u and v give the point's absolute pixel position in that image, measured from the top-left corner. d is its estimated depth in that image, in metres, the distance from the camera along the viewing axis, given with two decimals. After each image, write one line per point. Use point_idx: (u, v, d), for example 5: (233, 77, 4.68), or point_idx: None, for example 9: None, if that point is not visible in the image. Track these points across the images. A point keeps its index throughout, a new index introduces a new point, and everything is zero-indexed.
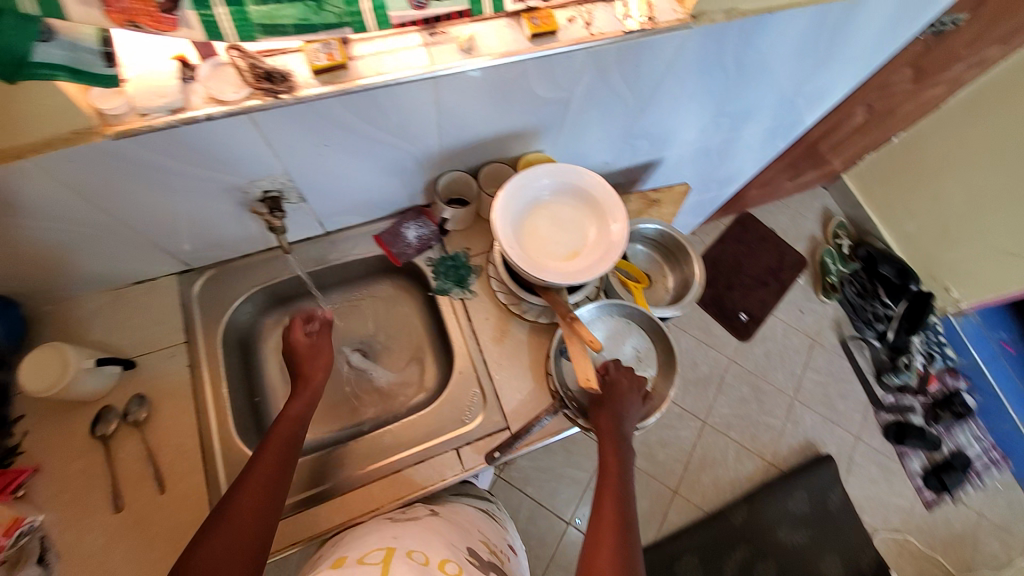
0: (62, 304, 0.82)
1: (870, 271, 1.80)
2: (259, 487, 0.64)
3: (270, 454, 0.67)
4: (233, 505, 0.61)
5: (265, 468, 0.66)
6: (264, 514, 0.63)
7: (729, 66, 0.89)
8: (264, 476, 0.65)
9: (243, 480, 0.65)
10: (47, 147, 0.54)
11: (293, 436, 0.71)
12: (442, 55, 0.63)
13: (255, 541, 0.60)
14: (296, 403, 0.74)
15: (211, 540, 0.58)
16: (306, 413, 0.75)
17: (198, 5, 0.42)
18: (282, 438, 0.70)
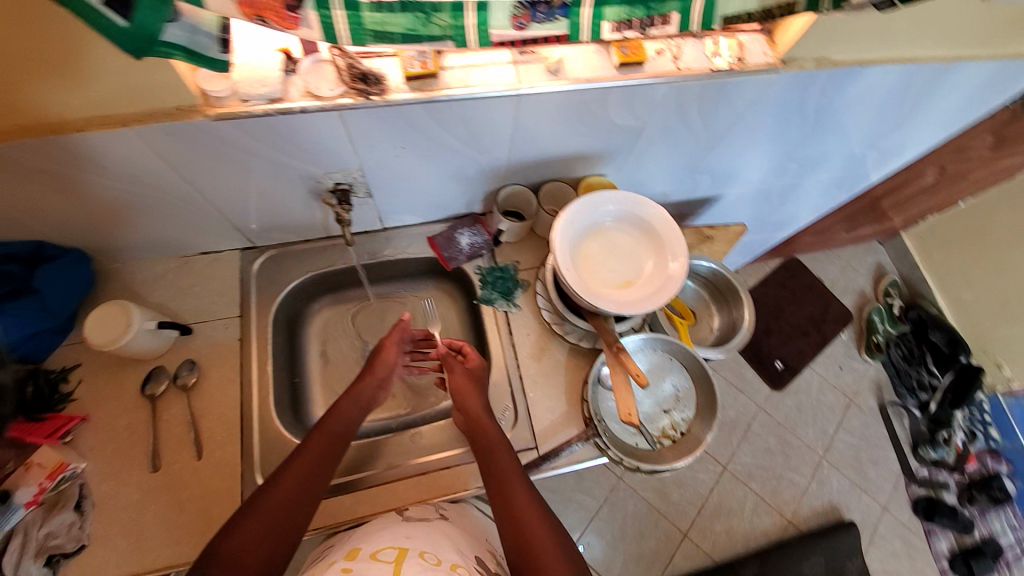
0: (131, 264, 0.86)
1: (919, 336, 1.73)
2: (295, 484, 0.64)
3: (313, 451, 0.68)
4: (270, 494, 0.63)
5: (308, 462, 0.67)
6: (297, 512, 0.63)
7: (808, 112, 0.87)
8: (302, 473, 0.66)
9: (279, 475, 0.65)
10: (151, 118, 0.57)
11: (342, 436, 0.72)
12: (529, 74, 0.65)
13: (284, 537, 0.61)
14: (353, 402, 0.75)
15: (242, 530, 0.59)
16: (360, 413, 0.76)
17: (319, 6, 0.44)
18: (329, 434, 0.71)
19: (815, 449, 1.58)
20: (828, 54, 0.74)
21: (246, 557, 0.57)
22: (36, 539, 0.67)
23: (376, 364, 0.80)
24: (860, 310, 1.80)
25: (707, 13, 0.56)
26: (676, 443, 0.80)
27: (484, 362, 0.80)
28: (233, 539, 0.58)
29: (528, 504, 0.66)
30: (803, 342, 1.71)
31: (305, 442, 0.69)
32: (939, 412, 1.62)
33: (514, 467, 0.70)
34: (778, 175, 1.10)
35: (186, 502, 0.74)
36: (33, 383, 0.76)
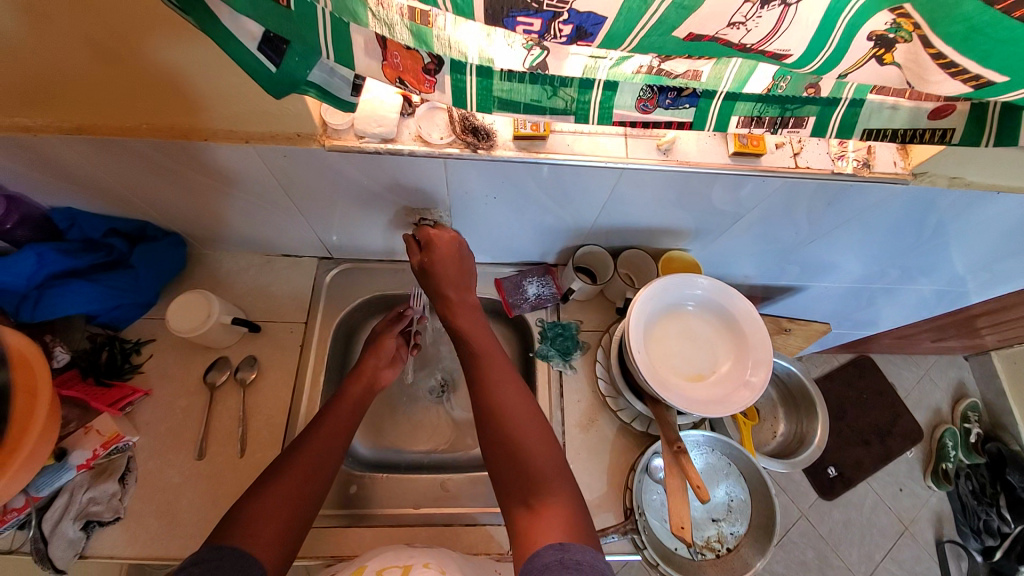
0: (219, 253, 0.90)
1: (995, 473, 1.56)
2: (313, 457, 0.65)
3: (331, 424, 0.70)
4: (289, 465, 0.63)
5: (324, 435, 0.68)
6: (311, 489, 0.63)
7: (925, 227, 0.80)
8: (320, 449, 0.67)
9: (296, 448, 0.66)
10: (271, 139, 0.60)
11: (350, 414, 0.73)
12: (638, 149, 0.64)
13: (304, 509, 0.61)
14: (358, 381, 0.77)
15: (264, 497, 0.59)
16: (365, 395, 0.77)
17: (455, 71, 0.45)
18: (341, 410, 0.72)
19: (857, 574, 1.38)
20: (963, 176, 0.68)
21: (257, 530, 0.56)
22: (78, 504, 0.70)
23: (380, 348, 0.83)
24: (934, 429, 1.62)
25: (845, 125, 0.53)
26: (719, 558, 0.75)
27: (455, 235, 0.72)
28: (257, 504, 0.59)
29: (505, 398, 0.66)
30: (864, 452, 1.56)
31: (320, 418, 0.71)
32: (1004, 563, 1.43)
33: (495, 357, 0.70)
34: (872, 279, 1.02)
35: (220, 498, 0.75)
36: (109, 350, 0.80)
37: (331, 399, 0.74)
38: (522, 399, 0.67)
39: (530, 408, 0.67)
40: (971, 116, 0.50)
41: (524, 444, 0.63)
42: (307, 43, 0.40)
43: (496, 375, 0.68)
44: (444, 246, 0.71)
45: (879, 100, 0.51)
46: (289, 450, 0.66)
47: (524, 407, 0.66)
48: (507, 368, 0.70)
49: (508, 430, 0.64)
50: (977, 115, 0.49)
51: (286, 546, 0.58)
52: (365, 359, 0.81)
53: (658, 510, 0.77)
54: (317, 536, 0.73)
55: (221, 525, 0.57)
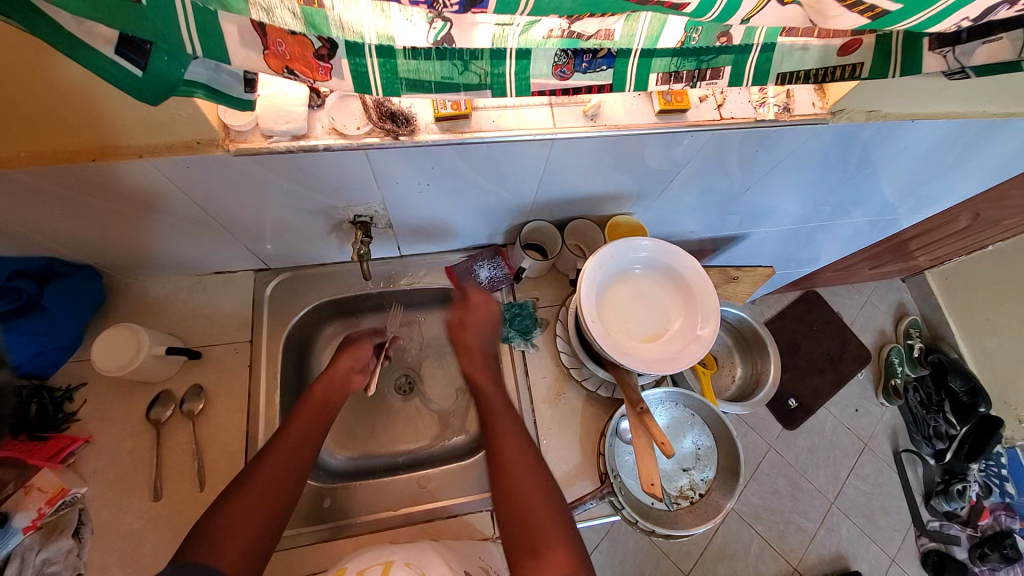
0: (144, 280, 0.84)
1: (938, 382, 1.71)
2: (279, 464, 0.63)
3: (296, 428, 0.68)
4: (254, 475, 0.62)
5: (291, 440, 0.66)
6: (282, 493, 0.61)
7: (849, 163, 0.84)
8: (286, 455, 0.65)
9: (261, 456, 0.64)
10: (168, 150, 0.55)
11: (319, 417, 0.71)
12: (565, 117, 0.62)
13: (274, 517, 0.60)
14: (328, 384, 0.75)
15: (229, 509, 0.58)
16: (336, 396, 0.75)
17: (352, 54, 0.42)
18: (309, 414, 0.71)
19: (826, 494, 1.48)
20: (880, 108, 0.70)
21: (222, 545, 0.55)
22: (33, 566, 0.64)
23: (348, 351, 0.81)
24: (880, 350, 1.74)
25: (761, 71, 0.53)
26: (694, 505, 0.78)
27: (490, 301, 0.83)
28: (223, 517, 0.57)
29: (511, 444, 0.68)
30: (820, 380, 1.66)
31: (288, 420, 0.70)
32: (954, 463, 1.57)
33: (503, 406, 0.74)
34: (808, 217, 1.06)
35: (185, 536, 0.71)
36: (37, 402, 0.73)
37: (297, 402, 0.73)
38: (526, 445, 0.69)
39: (533, 452, 0.68)
40: (878, 49, 0.51)
41: (524, 485, 0.64)
42: (170, 42, 0.36)
43: (504, 422, 0.71)
44: (477, 309, 0.81)
45: (789, 42, 0.51)
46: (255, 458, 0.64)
47: (526, 451, 0.68)
48: (516, 419, 0.73)
49: (512, 473, 0.65)
50: (883, 47, 0.51)
51: (256, 558, 0.57)
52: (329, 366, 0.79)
53: (631, 470, 0.79)
54: (296, 556, 0.71)
55: (192, 537, 0.56)
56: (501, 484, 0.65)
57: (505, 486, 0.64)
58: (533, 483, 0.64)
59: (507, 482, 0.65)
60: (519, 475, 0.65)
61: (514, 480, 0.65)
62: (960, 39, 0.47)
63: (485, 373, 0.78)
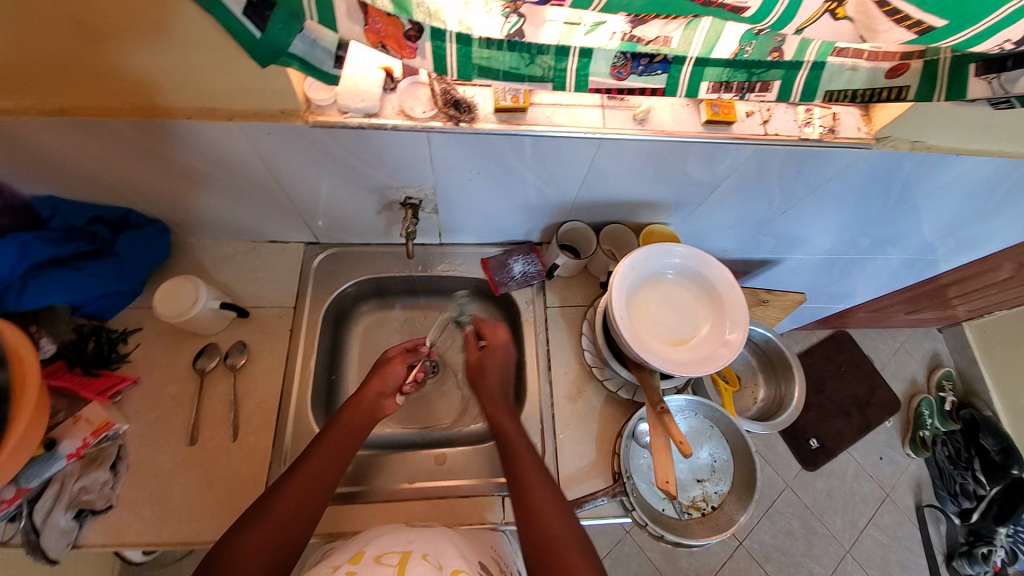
0: (204, 241, 0.90)
1: (970, 438, 1.60)
2: (298, 497, 0.63)
3: (319, 457, 0.67)
4: (271, 506, 0.62)
5: (312, 471, 0.66)
6: (298, 526, 0.62)
7: (891, 194, 0.84)
8: (305, 487, 0.64)
9: (282, 484, 0.64)
10: (256, 116, 0.61)
11: (345, 446, 0.70)
12: (615, 119, 0.66)
13: (287, 552, 0.60)
14: (357, 409, 0.74)
15: (244, 539, 0.58)
16: (365, 423, 0.74)
17: (435, 37, 0.46)
18: (334, 441, 0.70)
19: (842, 540, 1.45)
20: (924, 139, 0.71)
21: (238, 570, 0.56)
22: (70, 491, 0.69)
23: (385, 371, 0.80)
24: (911, 399, 1.68)
25: (810, 87, 0.56)
26: (705, 517, 0.78)
27: (506, 348, 0.84)
28: (237, 548, 0.57)
29: (543, 499, 0.65)
30: (844, 422, 1.61)
31: (316, 443, 0.69)
32: (981, 524, 1.49)
33: (523, 435, 0.74)
34: (846, 249, 1.06)
35: (214, 482, 0.75)
36: (95, 339, 0.79)
37: (327, 424, 0.72)
38: (559, 501, 0.66)
39: (566, 509, 0.65)
40: (923, 74, 0.53)
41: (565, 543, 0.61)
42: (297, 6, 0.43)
43: (536, 477, 0.67)
44: (496, 354, 0.82)
45: (839, 62, 0.54)
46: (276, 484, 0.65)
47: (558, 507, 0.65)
48: (547, 476, 0.69)
49: (546, 531, 0.62)
50: (930, 73, 0.53)
51: None
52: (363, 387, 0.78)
53: (645, 473, 0.80)
54: None
55: (209, 558, 0.57)
56: (535, 540, 0.62)
57: (541, 546, 0.61)
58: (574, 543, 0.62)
59: (543, 541, 0.61)
60: (557, 534, 0.62)
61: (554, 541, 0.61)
62: (1004, 67, 0.50)
63: (513, 424, 0.75)
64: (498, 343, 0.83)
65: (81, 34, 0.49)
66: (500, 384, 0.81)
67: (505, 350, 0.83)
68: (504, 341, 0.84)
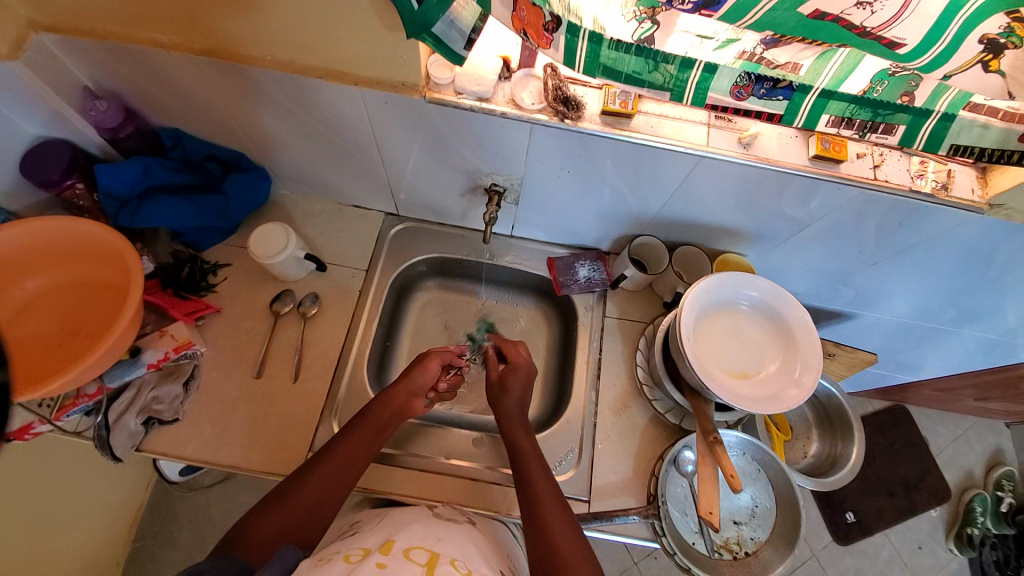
0: (296, 195, 0.96)
1: (1021, 547, 1.49)
2: (320, 487, 0.63)
3: (346, 449, 0.66)
4: (295, 494, 0.62)
5: (336, 462, 0.65)
6: (319, 514, 0.62)
7: (994, 266, 0.78)
8: (328, 478, 0.64)
9: (309, 468, 0.64)
10: (378, 85, 0.65)
11: (371, 440, 0.69)
12: (719, 140, 0.65)
13: (305, 539, 0.60)
14: (386, 406, 0.71)
15: (265, 522, 0.59)
16: (394, 419, 0.72)
17: (570, 32, 0.48)
18: (362, 433, 0.69)
19: None
20: None
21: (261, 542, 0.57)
22: (144, 399, 0.75)
23: (414, 373, 0.76)
24: (961, 492, 1.55)
25: (934, 138, 0.53)
26: (737, 560, 0.75)
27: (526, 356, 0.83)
28: (257, 530, 0.58)
29: (553, 513, 0.63)
30: (886, 502, 1.49)
31: (349, 427, 0.69)
32: None
33: (537, 455, 0.71)
34: (927, 317, 0.99)
35: (269, 417, 0.80)
36: (190, 267, 0.86)
37: (360, 412, 0.71)
38: (569, 517, 0.64)
39: (575, 525, 0.63)
40: None
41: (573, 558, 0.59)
42: None
43: (547, 489, 0.66)
44: (517, 364, 0.81)
45: (970, 118, 0.51)
46: (304, 467, 0.65)
47: (567, 520, 0.63)
48: (557, 492, 0.67)
49: (556, 544, 0.60)
50: None
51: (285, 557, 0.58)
52: (397, 381, 0.75)
53: (680, 502, 0.78)
54: None
55: (229, 537, 0.58)
56: (540, 550, 0.60)
57: (549, 558, 0.59)
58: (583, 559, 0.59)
59: (550, 553, 0.59)
60: (565, 548, 0.59)
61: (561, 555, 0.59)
62: None
63: (528, 439, 0.73)
64: (518, 359, 0.82)
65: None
66: (517, 406, 0.78)
67: (524, 375, 0.80)
68: (525, 363, 0.82)
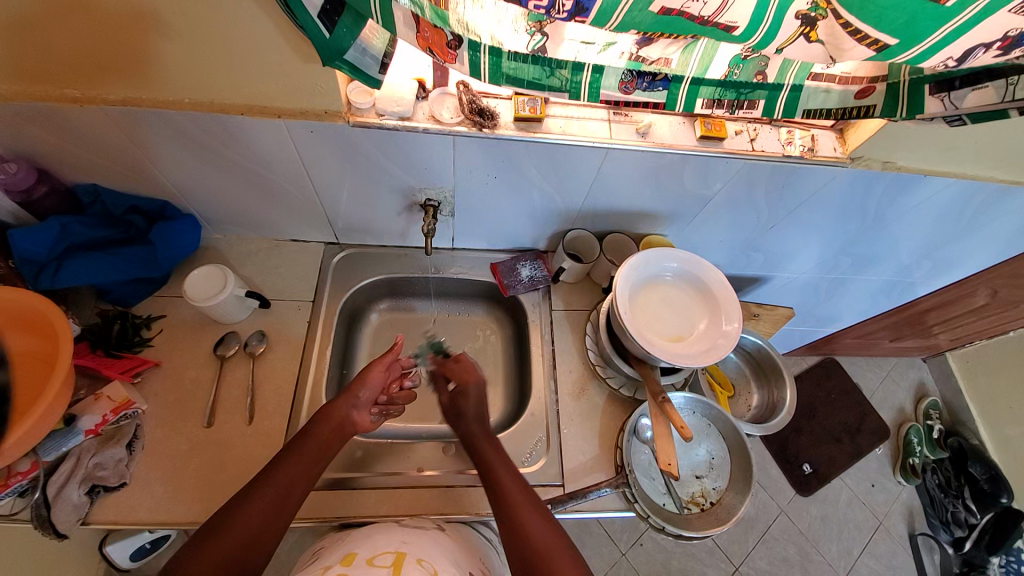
0: (229, 238, 0.96)
1: (958, 466, 1.61)
2: (256, 520, 0.59)
3: (283, 473, 0.63)
4: (227, 532, 0.57)
5: (272, 489, 0.61)
6: (257, 548, 0.58)
7: (867, 214, 0.92)
8: (267, 505, 0.60)
9: (241, 500, 0.60)
10: (301, 115, 0.68)
11: (309, 464, 0.65)
12: (620, 132, 0.74)
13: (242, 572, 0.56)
14: (325, 422, 0.69)
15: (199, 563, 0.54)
16: (335, 436, 0.69)
17: (472, 48, 0.54)
18: (297, 457, 0.65)
19: (837, 568, 1.44)
20: (894, 160, 0.79)
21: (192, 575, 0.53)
22: (85, 467, 0.70)
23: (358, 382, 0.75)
24: (899, 426, 1.69)
25: (790, 107, 0.64)
26: (705, 511, 0.81)
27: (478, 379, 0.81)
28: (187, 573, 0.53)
29: (526, 509, 0.65)
30: (835, 449, 1.62)
31: (289, 448, 0.66)
32: (974, 553, 1.47)
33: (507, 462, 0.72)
34: (828, 268, 1.13)
35: (228, 463, 0.77)
36: (121, 323, 0.82)
37: (298, 432, 0.68)
38: (542, 511, 0.66)
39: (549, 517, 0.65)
40: (889, 92, 0.60)
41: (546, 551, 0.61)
42: (359, 9, 0.51)
43: (517, 488, 0.67)
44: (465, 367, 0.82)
45: (815, 85, 0.62)
46: (237, 497, 0.60)
47: (540, 515, 0.65)
48: (527, 489, 0.69)
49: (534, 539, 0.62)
50: (893, 92, 0.60)
51: None
52: (339, 395, 0.73)
53: (645, 468, 0.83)
54: (323, 496, 0.77)
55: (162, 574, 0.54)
56: (519, 547, 0.62)
57: (527, 554, 0.60)
58: (560, 549, 0.61)
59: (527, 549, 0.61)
60: (544, 543, 0.61)
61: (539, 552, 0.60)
62: (953, 86, 0.56)
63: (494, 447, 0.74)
64: (471, 379, 0.80)
65: (157, 27, 0.56)
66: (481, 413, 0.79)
67: (478, 389, 0.80)
68: (478, 381, 0.81)
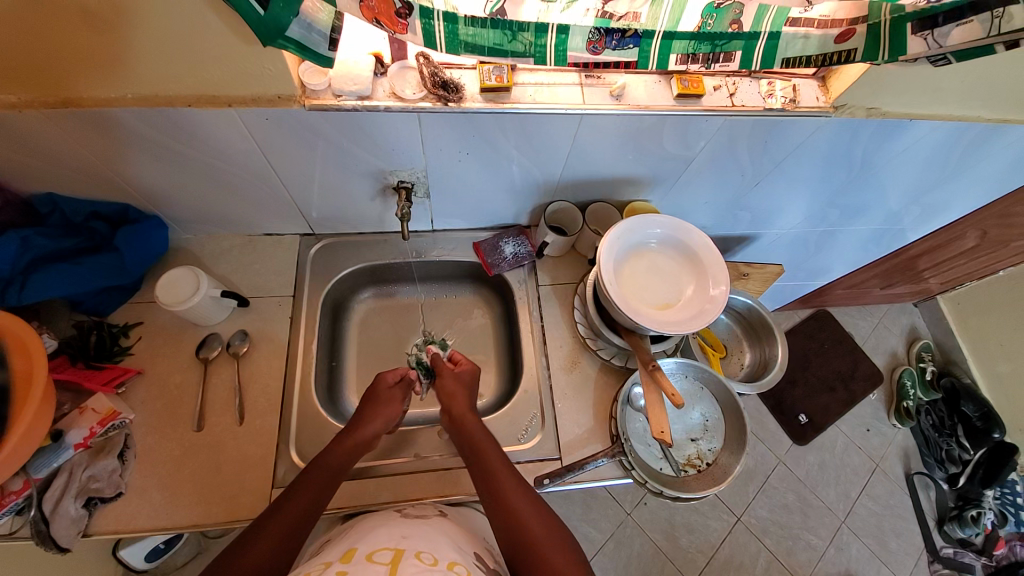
0: (200, 237, 0.93)
1: (952, 406, 1.65)
2: (269, 548, 0.59)
3: (294, 506, 0.63)
4: (239, 561, 0.57)
5: (286, 516, 0.62)
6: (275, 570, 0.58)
7: (853, 162, 0.89)
8: (282, 526, 0.61)
9: (257, 530, 0.60)
10: (254, 102, 0.64)
11: (321, 486, 0.66)
12: (593, 96, 0.71)
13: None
14: (340, 451, 0.69)
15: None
16: (346, 462, 0.69)
17: (423, 15, 0.51)
18: (311, 481, 0.66)
19: (835, 511, 1.49)
20: (879, 106, 0.76)
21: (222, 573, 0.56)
22: (79, 480, 0.70)
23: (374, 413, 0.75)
24: (892, 371, 1.71)
25: (768, 57, 0.60)
26: (701, 472, 0.82)
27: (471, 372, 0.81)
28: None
29: (520, 498, 0.65)
30: (830, 398, 1.65)
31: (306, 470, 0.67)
32: (968, 488, 1.51)
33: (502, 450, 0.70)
34: (817, 221, 1.11)
35: (224, 464, 0.77)
36: (97, 334, 0.80)
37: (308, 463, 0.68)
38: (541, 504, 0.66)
39: (546, 513, 0.65)
40: (869, 37, 0.57)
41: (538, 529, 0.62)
42: None
43: (517, 486, 0.66)
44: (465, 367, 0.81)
45: (792, 32, 0.58)
46: (257, 521, 0.62)
47: (539, 513, 0.64)
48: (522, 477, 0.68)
49: (530, 530, 0.62)
50: (874, 34, 0.56)
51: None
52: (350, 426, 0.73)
53: (640, 435, 0.83)
54: None
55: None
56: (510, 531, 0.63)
57: (526, 545, 0.61)
58: (559, 543, 0.62)
59: (525, 540, 0.61)
60: (534, 528, 0.62)
61: (534, 537, 0.62)
62: (937, 23, 0.53)
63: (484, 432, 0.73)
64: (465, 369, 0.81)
65: (81, 19, 0.51)
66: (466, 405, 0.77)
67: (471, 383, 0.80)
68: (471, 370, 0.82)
